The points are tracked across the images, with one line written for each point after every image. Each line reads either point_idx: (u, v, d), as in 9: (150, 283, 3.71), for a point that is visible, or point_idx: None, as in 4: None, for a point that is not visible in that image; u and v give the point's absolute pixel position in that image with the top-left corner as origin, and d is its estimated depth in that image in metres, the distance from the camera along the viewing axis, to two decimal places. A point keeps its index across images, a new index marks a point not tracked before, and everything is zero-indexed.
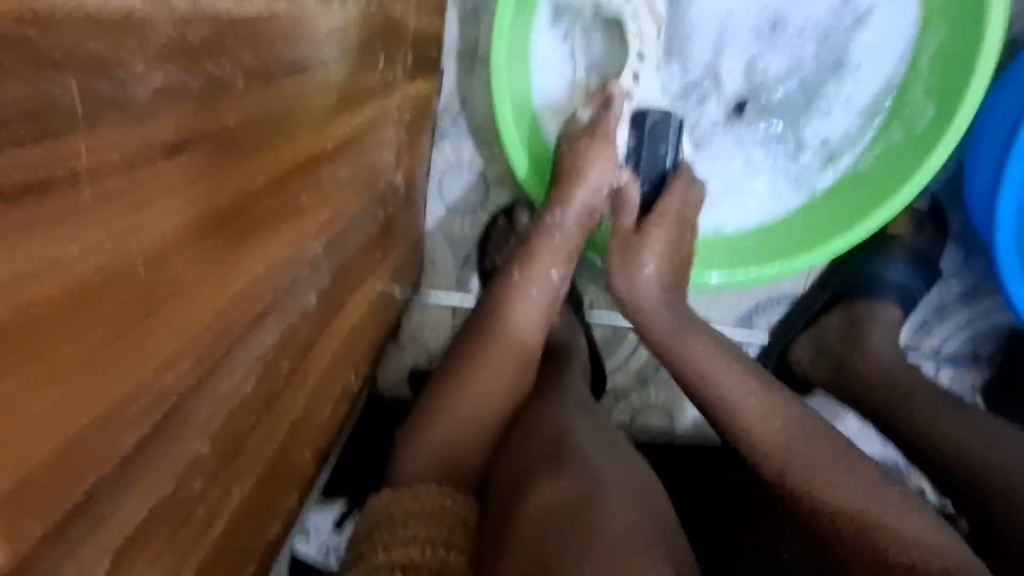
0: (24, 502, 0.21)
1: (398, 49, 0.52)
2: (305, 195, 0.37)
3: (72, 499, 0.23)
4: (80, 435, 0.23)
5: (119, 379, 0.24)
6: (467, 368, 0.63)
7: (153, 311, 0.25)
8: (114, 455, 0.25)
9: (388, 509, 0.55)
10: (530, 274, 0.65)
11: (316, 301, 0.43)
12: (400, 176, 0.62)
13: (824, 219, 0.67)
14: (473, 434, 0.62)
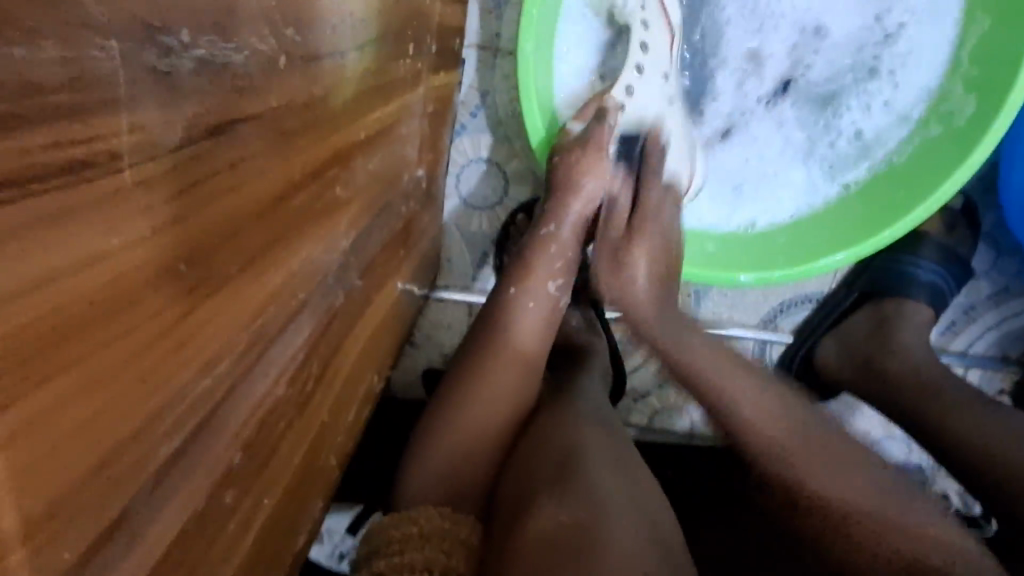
0: (59, 524, 0.19)
1: (424, 37, 0.50)
2: (337, 186, 0.34)
3: (107, 518, 0.21)
4: (120, 447, 0.21)
5: (157, 386, 0.22)
6: (467, 383, 0.61)
7: (193, 312, 0.23)
8: (151, 468, 0.23)
9: (389, 535, 0.54)
10: (529, 286, 0.62)
11: (345, 299, 0.40)
12: (423, 171, 0.60)
13: (858, 215, 0.65)
14: (480, 448, 0.59)
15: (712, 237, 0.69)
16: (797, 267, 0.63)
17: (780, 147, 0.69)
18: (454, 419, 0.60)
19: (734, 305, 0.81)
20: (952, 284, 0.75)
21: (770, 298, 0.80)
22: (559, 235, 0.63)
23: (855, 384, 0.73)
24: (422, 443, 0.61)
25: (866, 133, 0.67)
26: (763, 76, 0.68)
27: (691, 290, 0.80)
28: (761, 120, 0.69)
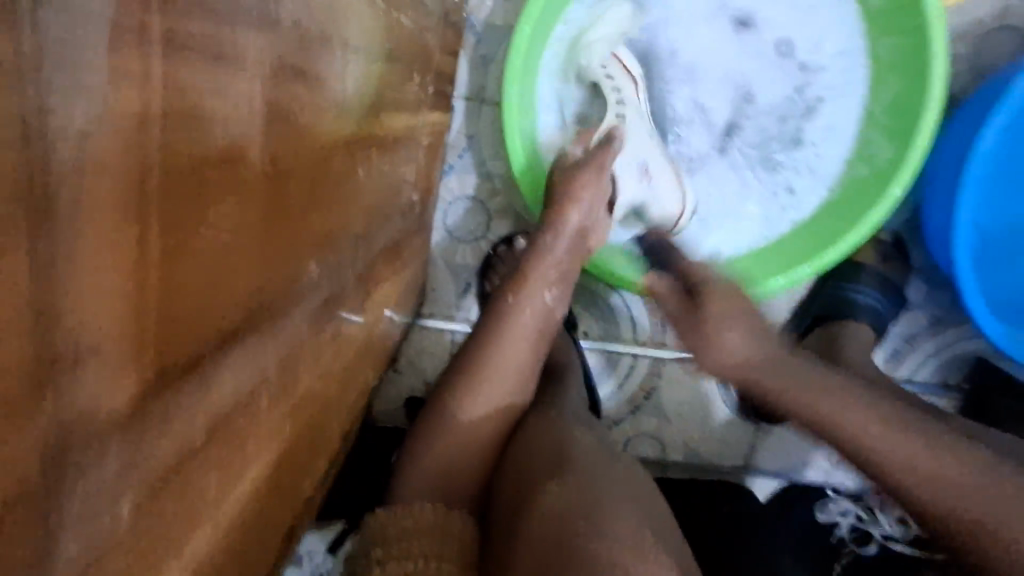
0: (139, 378, 0.23)
1: (426, 75, 0.58)
2: (353, 170, 0.40)
3: (170, 389, 0.25)
4: (180, 330, 0.25)
5: (215, 287, 0.26)
6: (459, 394, 0.63)
7: (242, 231, 0.28)
8: (201, 361, 0.27)
9: (387, 526, 0.55)
10: (522, 297, 0.63)
11: (354, 282, 0.46)
12: (417, 195, 0.66)
13: (803, 243, 0.72)
14: (470, 454, 0.62)
15: None
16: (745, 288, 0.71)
17: (737, 185, 0.77)
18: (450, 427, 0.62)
19: None
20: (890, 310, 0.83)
21: None
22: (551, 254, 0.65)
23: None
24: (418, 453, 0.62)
25: (797, 186, 0.75)
26: (708, 132, 0.77)
27: (659, 319, 0.87)
28: (717, 162, 0.77)
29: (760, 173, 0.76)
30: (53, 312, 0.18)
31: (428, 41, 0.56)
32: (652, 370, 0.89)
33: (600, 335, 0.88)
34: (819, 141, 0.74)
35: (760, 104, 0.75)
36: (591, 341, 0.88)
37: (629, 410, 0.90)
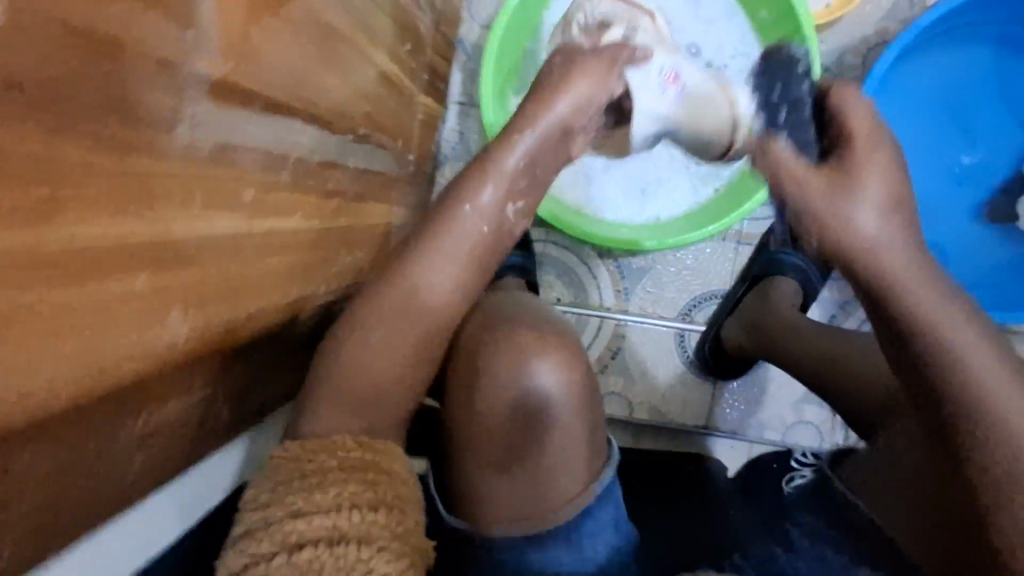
0: (229, 95, 0.37)
1: (419, 57, 0.77)
2: (355, 77, 0.57)
3: (241, 124, 0.39)
4: (251, 85, 0.39)
5: (269, 74, 0.41)
6: (391, 295, 0.59)
7: (288, 53, 0.43)
8: (255, 120, 0.41)
9: (291, 472, 0.47)
10: (476, 205, 0.60)
11: (353, 170, 0.62)
12: (412, 157, 0.83)
13: (727, 201, 0.89)
14: (410, 357, 0.59)
15: (625, 225, 0.92)
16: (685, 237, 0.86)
17: (670, 159, 0.92)
18: (371, 334, 0.58)
19: (657, 300, 1.01)
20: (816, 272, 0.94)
21: (684, 294, 1.01)
22: (508, 162, 0.59)
23: (750, 346, 0.89)
24: (343, 371, 0.57)
25: None
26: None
27: (620, 287, 1.01)
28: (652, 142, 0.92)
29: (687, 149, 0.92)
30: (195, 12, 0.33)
31: (421, 30, 0.76)
32: (616, 332, 1.02)
33: (570, 302, 1.02)
34: None
35: None
36: (561, 305, 1.01)
37: (598, 369, 1.02)
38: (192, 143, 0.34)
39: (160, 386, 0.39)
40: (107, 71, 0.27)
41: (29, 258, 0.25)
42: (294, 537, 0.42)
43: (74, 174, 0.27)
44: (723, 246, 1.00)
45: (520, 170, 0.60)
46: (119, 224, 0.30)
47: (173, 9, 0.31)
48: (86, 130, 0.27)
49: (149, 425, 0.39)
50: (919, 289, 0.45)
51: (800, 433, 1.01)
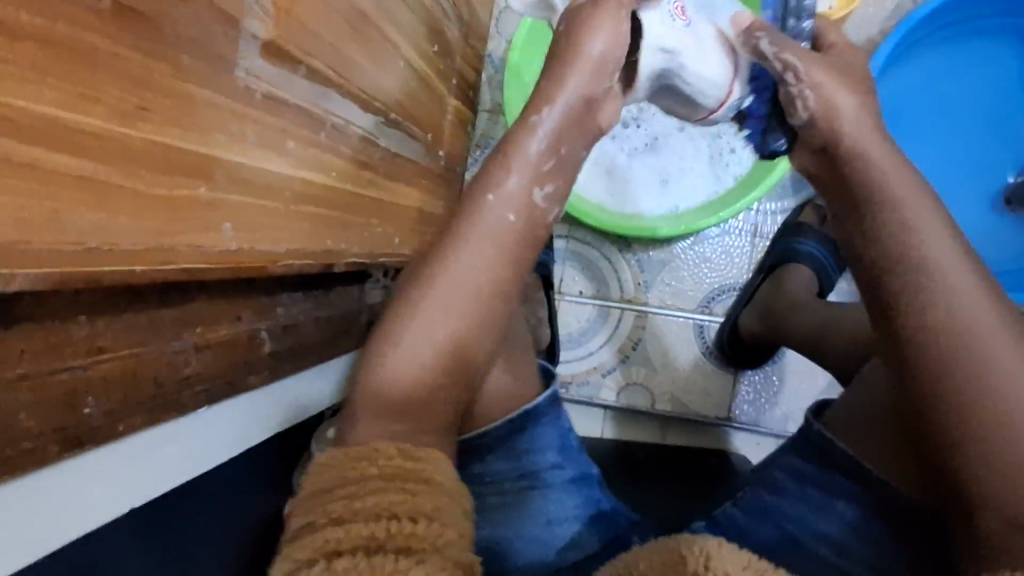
0: (276, 54, 0.45)
1: (446, 61, 0.85)
2: (387, 66, 0.65)
3: (285, 81, 0.47)
4: (294, 50, 0.47)
5: (310, 44, 0.49)
6: (429, 289, 0.62)
7: (326, 30, 0.51)
8: (297, 81, 0.49)
9: (337, 477, 0.48)
10: (500, 194, 0.64)
11: (384, 149, 0.70)
12: (443, 154, 0.92)
13: (742, 189, 0.92)
14: (445, 348, 0.61)
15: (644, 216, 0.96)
16: (696, 222, 0.91)
17: (688, 152, 0.97)
18: (406, 325, 0.61)
19: (676, 292, 1.04)
20: (831, 261, 0.96)
21: (702, 287, 1.04)
22: (531, 152, 0.64)
23: (768, 335, 0.92)
24: (381, 364, 0.59)
25: (737, 148, 0.96)
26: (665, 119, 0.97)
27: (640, 280, 1.05)
28: (672, 137, 0.97)
29: (705, 142, 0.96)
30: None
31: (450, 37, 0.85)
32: (636, 323, 1.05)
33: (591, 295, 1.06)
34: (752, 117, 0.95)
35: None
36: (583, 299, 1.06)
37: (619, 360, 1.06)
38: (244, 87, 0.42)
39: (197, 312, 0.47)
40: (186, 18, 0.36)
41: (129, 149, 0.33)
42: (333, 544, 0.42)
43: (162, 93, 0.35)
44: (739, 239, 1.03)
45: (543, 152, 0.65)
46: (193, 142, 0.38)
47: None
48: (170, 59, 0.35)
49: (202, 335, 0.48)
50: (935, 281, 0.51)
51: None
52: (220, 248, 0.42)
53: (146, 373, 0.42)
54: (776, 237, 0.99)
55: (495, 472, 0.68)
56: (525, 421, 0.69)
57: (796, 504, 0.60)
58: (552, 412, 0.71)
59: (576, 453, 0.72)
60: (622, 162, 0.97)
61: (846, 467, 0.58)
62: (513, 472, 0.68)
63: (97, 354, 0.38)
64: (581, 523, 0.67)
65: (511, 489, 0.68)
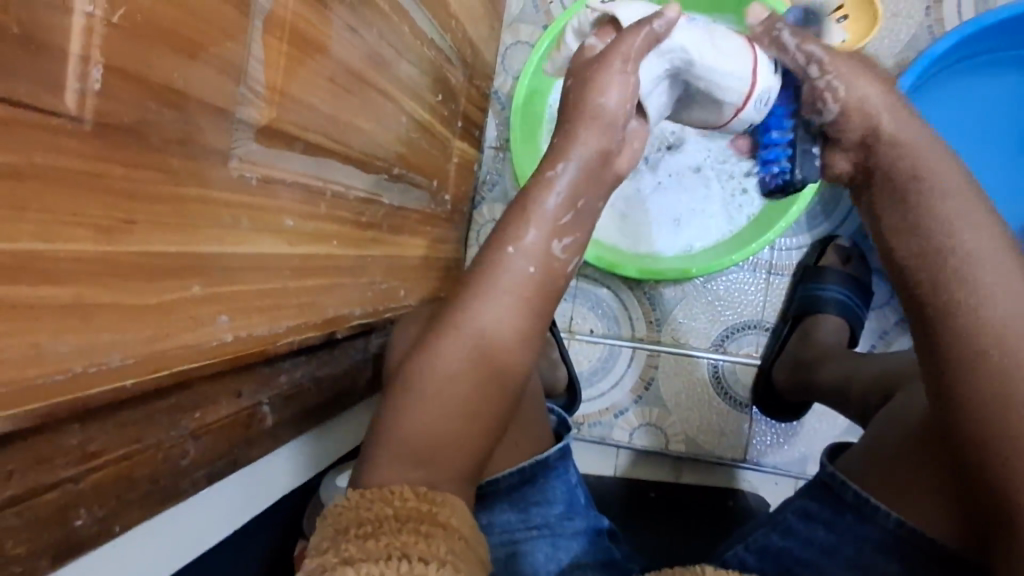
0: (269, 133, 0.44)
1: (450, 105, 0.84)
2: (388, 122, 0.64)
3: (278, 158, 0.46)
4: (290, 126, 0.46)
5: (306, 117, 0.48)
6: (445, 350, 0.56)
7: (324, 99, 0.50)
8: (291, 156, 0.47)
9: (354, 518, 0.46)
10: (519, 244, 0.60)
11: (387, 205, 0.68)
12: (449, 196, 0.90)
13: (756, 229, 0.90)
14: (464, 414, 0.55)
15: (658, 257, 0.94)
16: (709, 264, 0.88)
17: (697, 191, 0.95)
18: (427, 387, 0.56)
19: (689, 330, 1.02)
20: (858, 301, 0.95)
21: (716, 325, 1.01)
22: (549, 204, 0.61)
23: (797, 387, 0.91)
24: (403, 413, 0.55)
25: (750, 188, 0.93)
26: (677, 161, 0.95)
27: (653, 318, 1.03)
28: (678, 177, 0.95)
29: (714, 181, 0.94)
30: (242, 68, 0.40)
31: (453, 80, 0.83)
32: (649, 361, 1.03)
33: (602, 333, 1.04)
34: None
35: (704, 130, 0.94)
36: (594, 336, 1.04)
37: (632, 399, 1.03)
38: (236, 173, 0.41)
39: (195, 398, 0.46)
40: (170, 116, 0.34)
41: (121, 263, 0.32)
42: None
43: (158, 197, 0.34)
44: (753, 275, 1.01)
45: (561, 206, 0.61)
46: (188, 243, 0.37)
47: (223, 66, 0.38)
48: (156, 159, 0.34)
49: (200, 420, 0.46)
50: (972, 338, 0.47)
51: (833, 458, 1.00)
52: (215, 340, 0.41)
53: (140, 471, 0.41)
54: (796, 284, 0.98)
55: (502, 524, 0.63)
56: (535, 472, 0.64)
57: (807, 548, 0.61)
58: (561, 464, 0.66)
59: (583, 506, 0.67)
60: (633, 202, 0.95)
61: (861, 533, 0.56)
62: (520, 522, 0.63)
63: (88, 462, 0.37)
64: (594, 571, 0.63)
65: (521, 536, 0.63)
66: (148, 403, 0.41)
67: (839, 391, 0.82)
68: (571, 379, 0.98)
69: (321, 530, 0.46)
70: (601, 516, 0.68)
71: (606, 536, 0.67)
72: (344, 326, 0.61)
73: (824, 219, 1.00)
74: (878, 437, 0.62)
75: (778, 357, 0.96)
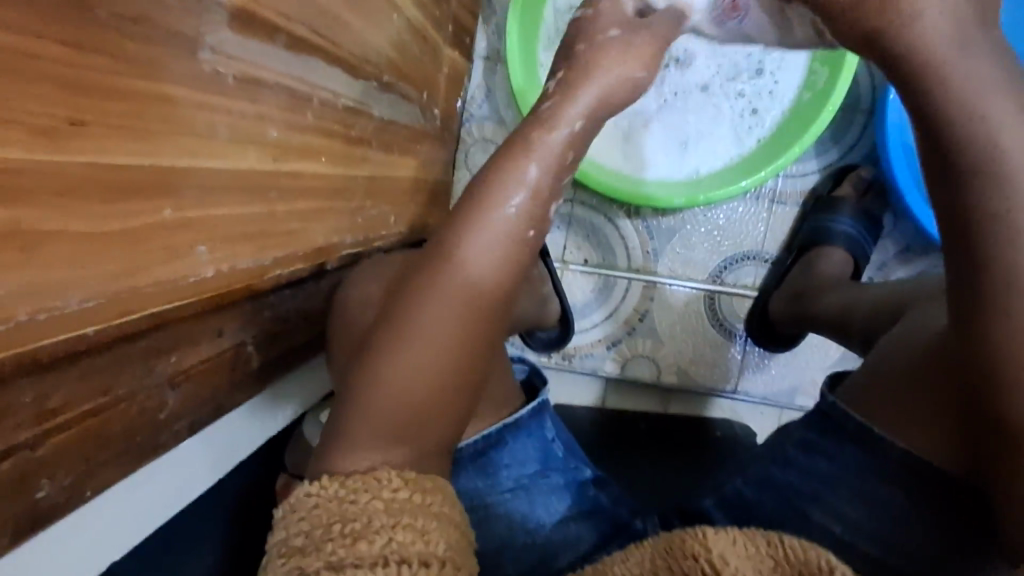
0: (247, 20, 0.35)
1: (442, 7, 0.74)
2: (377, 21, 0.55)
3: (258, 55, 0.38)
4: (274, 15, 0.37)
5: (292, 7, 0.39)
6: (431, 291, 0.49)
7: None
8: (274, 54, 0.39)
9: (331, 515, 0.42)
10: (530, 156, 0.53)
11: (376, 118, 0.60)
12: (438, 112, 0.81)
13: (767, 153, 0.84)
14: (465, 344, 0.49)
15: (660, 182, 0.88)
16: (714, 193, 0.83)
17: (703, 117, 0.88)
18: (416, 333, 0.48)
19: (686, 261, 0.98)
20: (865, 235, 0.92)
21: (714, 256, 0.98)
22: (557, 134, 0.54)
23: (795, 317, 0.88)
24: (401, 335, 0.48)
25: (761, 109, 0.87)
26: (682, 78, 0.88)
27: (649, 247, 0.98)
28: (680, 103, 0.89)
29: (724, 106, 0.88)
30: None
31: None
32: (644, 294, 1.00)
33: (598, 264, 1.00)
34: (777, 74, 0.86)
35: (707, 59, 0.88)
36: (589, 267, 1.00)
37: (625, 331, 1.00)
38: (200, 69, 0.33)
39: (173, 338, 0.39)
40: None
41: (50, 181, 0.26)
42: None
43: (99, 97, 0.27)
44: (755, 204, 0.96)
45: (567, 160, 0.55)
46: (141, 155, 0.30)
47: None
48: (91, 38, 0.26)
49: (177, 366, 0.40)
50: None
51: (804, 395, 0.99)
52: (193, 276, 0.36)
53: (113, 429, 0.36)
54: (807, 214, 0.95)
55: (469, 492, 0.58)
56: (504, 435, 0.59)
57: (807, 481, 0.53)
58: (534, 422, 0.61)
59: (561, 459, 0.62)
60: (637, 129, 0.89)
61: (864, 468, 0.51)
62: (491, 487, 0.58)
63: (45, 421, 0.31)
64: (577, 523, 0.59)
65: (494, 501, 0.58)
66: (116, 347, 0.35)
67: (837, 320, 0.79)
68: (564, 307, 0.94)
69: (295, 526, 0.42)
70: (583, 465, 0.63)
71: (591, 485, 0.62)
72: (334, 257, 0.55)
73: (833, 144, 0.95)
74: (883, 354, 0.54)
75: (778, 286, 0.94)
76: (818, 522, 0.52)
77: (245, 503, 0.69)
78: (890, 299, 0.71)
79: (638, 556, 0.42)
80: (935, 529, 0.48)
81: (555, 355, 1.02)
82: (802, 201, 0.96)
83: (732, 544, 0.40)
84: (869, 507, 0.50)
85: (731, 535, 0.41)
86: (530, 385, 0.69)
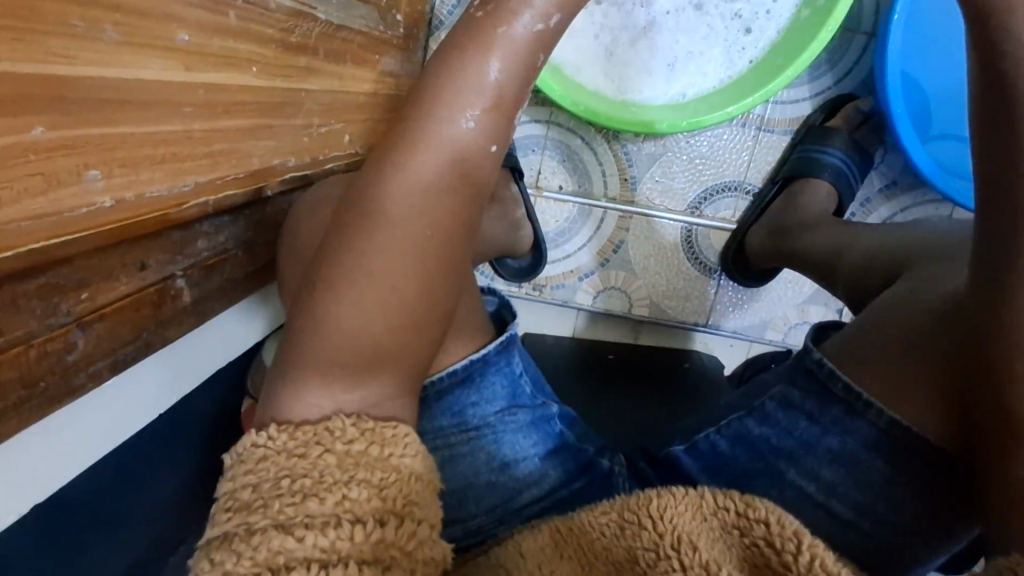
0: None
1: None
2: None
3: None
4: None
5: None
6: (387, 222, 0.45)
7: None
8: None
9: (280, 469, 0.39)
10: (489, 58, 0.48)
11: (322, 21, 0.52)
12: (400, 18, 0.73)
13: (758, 76, 0.78)
14: (427, 280, 0.46)
15: (643, 105, 0.82)
16: (699, 118, 0.77)
17: (693, 36, 0.81)
18: (376, 268, 0.45)
19: (666, 191, 0.94)
20: (854, 169, 0.88)
21: (695, 185, 0.93)
22: (518, 33, 0.48)
23: (773, 253, 0.86)
24: (354, 269, 0.45)
25: (756, 29, 0.80)
26: None
27: (630, 174, 0.94)
28: (669, 19, 0.81)
29: (717, 25, 0.81)
30: None
31: None
32: (620, 224, 0.96)
33: (573, 191, 0.95)
34: None
35: None
36: (563, 193, 0.95)
37: (598, 262, 0.97)
38: None
39: (77, 276, 0.35)
40: None
41: None
42: (283, 556, 0.34)
43: None
44: (743, 131, 0.91)
45: (535, 64, 0.50)
46: None
47: None
48: None
49: (88, 304, 0.37)
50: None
51: (783, 332, 0.98)
52: (87, 206, 0.33)
53: (8, 375, 0.32)
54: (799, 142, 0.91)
55: (432, 431, 0.56)
56: (471, 373, 0.56)
57: (783, 437, 0.51)
58: (502, 360, 0.58)
59: (529, 396, 0.60)
60: (620, 45, 0.82)
61: (829, 414, 0.49)
62: (455, 427, 0.56)
63: None
64: (543, 461, 0.58)
65: (459, 441, 0.56)
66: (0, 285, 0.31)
67: (821, 256, 0.77)
68: (535, 233, 0.90)
69: (240, 478, 0.40)
70: (552, 402, 0.62)
71: (560, 422, 0.61)
72: (274, 181, 0.50)
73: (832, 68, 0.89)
74: (873, 306, 0.52)
75: (758, 220, 0.91)
76: (792, 480, 0.50)
77: (207, 439, 0.66)
78: (881, 243, 0.68)
79: (607, 506, 0.41)
80: (911, 488, 0.47)
81: (526, 285, 0.99)
82: (792, 128, 0.92)
83: (699, 508, 0.39)
84: (846, 466, 0.48)
85: (699, 497, 0.40)
86: (500, 318, 0.66)
